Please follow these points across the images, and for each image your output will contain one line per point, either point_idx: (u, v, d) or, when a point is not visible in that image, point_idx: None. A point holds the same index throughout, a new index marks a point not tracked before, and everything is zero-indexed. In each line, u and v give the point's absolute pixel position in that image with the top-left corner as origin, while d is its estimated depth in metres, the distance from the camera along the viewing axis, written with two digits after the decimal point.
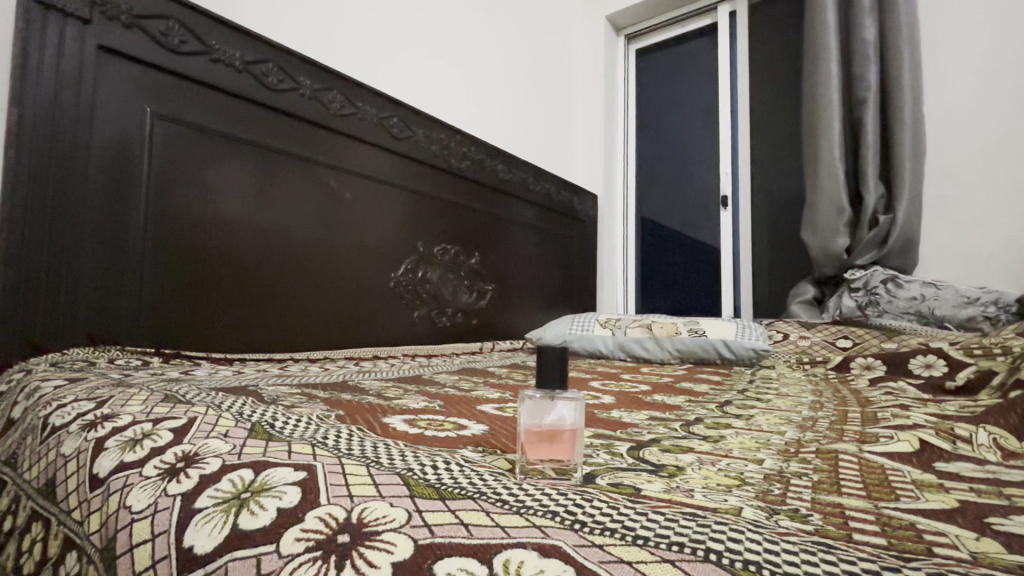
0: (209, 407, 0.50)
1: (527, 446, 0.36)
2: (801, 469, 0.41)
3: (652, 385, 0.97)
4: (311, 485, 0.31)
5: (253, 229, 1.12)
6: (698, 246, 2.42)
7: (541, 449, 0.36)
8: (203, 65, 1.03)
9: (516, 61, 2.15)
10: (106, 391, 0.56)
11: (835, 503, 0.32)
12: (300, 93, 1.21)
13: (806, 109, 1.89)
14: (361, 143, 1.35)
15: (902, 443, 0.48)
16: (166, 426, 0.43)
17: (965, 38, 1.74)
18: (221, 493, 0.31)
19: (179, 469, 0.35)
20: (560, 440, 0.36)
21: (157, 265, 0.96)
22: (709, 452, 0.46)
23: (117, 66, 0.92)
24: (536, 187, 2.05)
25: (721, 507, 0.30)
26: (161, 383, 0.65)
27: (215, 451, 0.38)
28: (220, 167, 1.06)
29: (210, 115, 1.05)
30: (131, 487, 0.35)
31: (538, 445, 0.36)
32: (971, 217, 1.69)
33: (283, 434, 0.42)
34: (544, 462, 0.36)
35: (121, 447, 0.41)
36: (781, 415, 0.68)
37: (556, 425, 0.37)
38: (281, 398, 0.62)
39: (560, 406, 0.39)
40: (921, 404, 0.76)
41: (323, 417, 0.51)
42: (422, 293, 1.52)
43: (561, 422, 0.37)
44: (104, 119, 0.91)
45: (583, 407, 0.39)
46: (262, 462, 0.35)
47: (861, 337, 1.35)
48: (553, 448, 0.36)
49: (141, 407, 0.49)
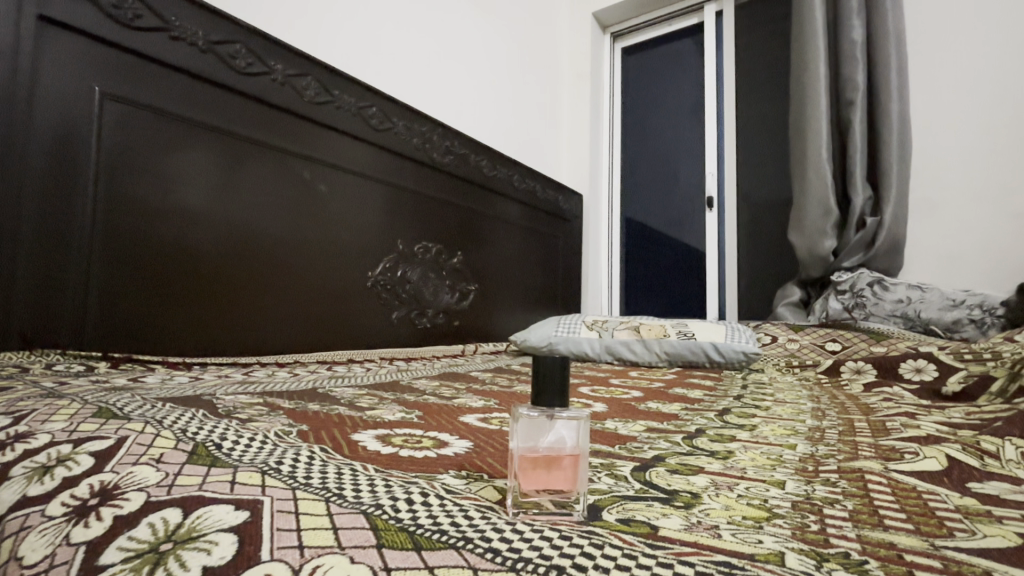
0: (147, 423, 0.41)
1: (521, 477, 0.30)
2: (830, 495, 0.36)
3: (645, 391, 0.92)
4: (252, 531, 0.25)
5: (218, 223, 1.04)
6: (684, 247, 2.39)
7: (539, 479, 0.30)
8: (162, 43, 0.95)
9: (502, 56, 2.11)
10: (29, 403, 0.48)
11: (887, 542, 0.27)
12: (271, 78, 1.13)
13: (794, 110, 1.88)
14: (337, 133, 1.28)
15: (929, 461, 0.44)
16: (89, 447, 0.36)
17: (950, 42, 1.75)
18: (134, 544, 0.25)
19: (90, 508, 0.29)
20: (560, 469, 0.31)
21: (106, 261, 0.87)
22: (722, 472, 0.41)
23: (62, 39, 0.84)
24: (521, 185, 1.99)
25: (759, 554, 0.25)
26: (100, 392, 0.57)
27: (140, 483, 0.31)
28: (179, 155, 0.98)
29: (169, 98, 0.97)
30: (28, 532, 0.29)
31: (535, 476, 0.31)
32: (956, 220, 1.70)
33: (230, 459, 0.35)
34: (542, 498, 0.30)
35: (28, 476, 0.34)
36: (786, 425, 0.63)
37: (555, 450, 0.32)
38: (237, 409, 0.55)
39: (555, 426, 0.33)
40: (925, 411, 0.72)
41: (281, 434, 0.44)
42: (401, 293, 1.45)
43: (560, 446, 0.32)
44: (46, 99, 0.82)
45: (588, 426, 0.34)
46: (196, 497, 0.28)
47: (850, 340, 1.32)
48: (552, 478, 0.31)
49: (64, 424, 0.42)
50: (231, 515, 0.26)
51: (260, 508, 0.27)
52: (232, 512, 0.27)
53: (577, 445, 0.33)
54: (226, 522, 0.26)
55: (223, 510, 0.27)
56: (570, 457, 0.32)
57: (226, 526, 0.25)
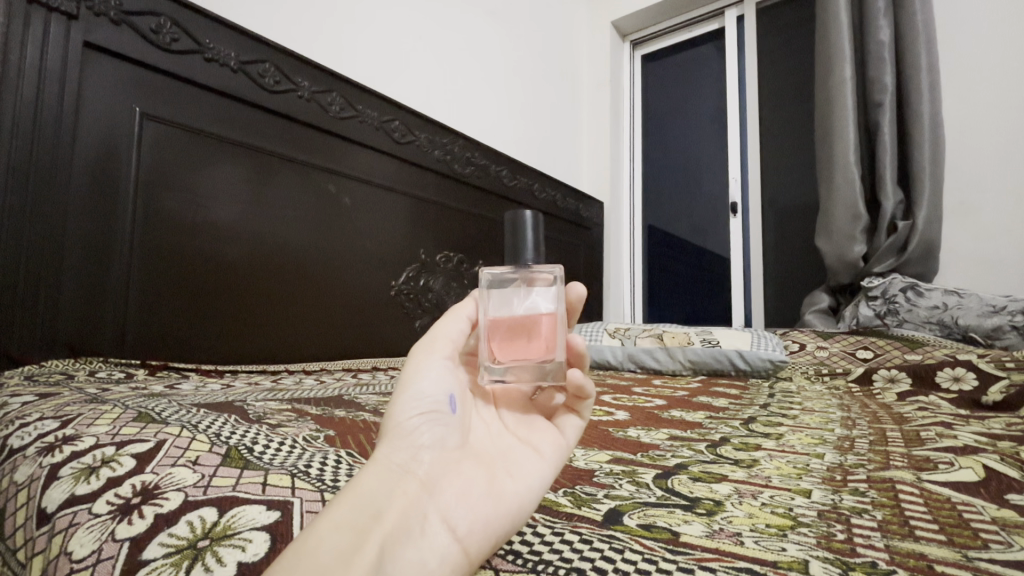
0: (184, 428, 0.43)
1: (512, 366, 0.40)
2: (858, 505, 0.35)
3: (669, 399, 0.91)
4: (283, 529, 0.27)
5: (248, 236, 1.07)
6: (707, 253, 2.37)
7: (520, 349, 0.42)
8: (196, 64, 1.00)
9: (522, 68, 2.14)
10: (76, 408, 0.50)
11: (914, 552, 0.27)
12: (298, 94, 1.17)
13: (821, 113, 1.85)
14: (360, 147, 1.31)
15: (966, 471, 0.43)
16: (131, 450, 0.38)
17: (986, 40, 1.70)
18: (174, 541, 0.27)
19: (133, 506, 0.30)
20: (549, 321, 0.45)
21: (143, 273, 0.91)
22: (747, 481, 0.40)
23: (102, 64, 0.88)
24: (542, 194, 2.01)
25: (782, 561, 0.25)
26: (139, 399, 0.59)
27: (178, 484, 0.32)
28: (213, 171, 1.02)
29: (202, 116, 1.01)
30: (76, 529, 0.30)
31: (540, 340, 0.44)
32: (995, 222, 1.64)
33: (262, 462, 0.37)
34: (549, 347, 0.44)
35: (74, 477, 0.36)
36: (813, 434, 0.62)
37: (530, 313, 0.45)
38: (267, 415, 0.57)
39: (501, 275, 0.45)
40: (963, 421, 0.70)
41: (309, 438, 0.46)
42: (424, 302, 1.48)
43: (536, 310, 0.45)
44: (89, 120, 0.87)
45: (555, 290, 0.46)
46: (231, 498, 0.30)
47: (882, 348, 1.28)
48: (537, 341, 0.44)
49: (107, 427, 0.43)
50: (528, 469, 0.33)
51: (573, 443, 0.38)
52: (515, 464, 0.33)
53: (550, 279, 0.46)
54: (520, 487, 0.30)
55: (500, 457, 0.33)
56: (547, 313, 0.45)
57: (525, 496, 0.30)
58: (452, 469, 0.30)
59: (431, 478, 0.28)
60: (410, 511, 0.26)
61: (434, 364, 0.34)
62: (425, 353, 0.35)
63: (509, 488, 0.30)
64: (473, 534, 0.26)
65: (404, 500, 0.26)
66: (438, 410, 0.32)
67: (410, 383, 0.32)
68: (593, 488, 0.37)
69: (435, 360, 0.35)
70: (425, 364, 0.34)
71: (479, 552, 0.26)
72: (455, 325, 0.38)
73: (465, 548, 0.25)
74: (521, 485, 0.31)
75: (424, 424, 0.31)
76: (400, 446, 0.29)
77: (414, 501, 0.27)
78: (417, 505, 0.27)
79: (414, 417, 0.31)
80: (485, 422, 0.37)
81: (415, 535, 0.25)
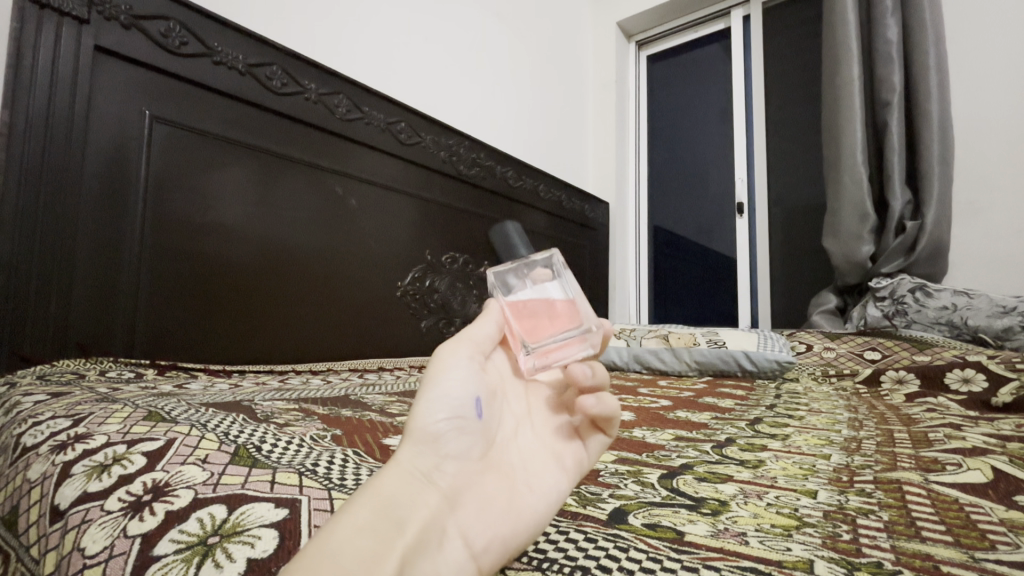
0: (193, 427, 0.44)
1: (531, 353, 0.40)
2: (864, 505, 0.35)
3: (675, 400, 0.91)
4: (292, 527, 0.27)
5: (254, 237, 1.08)
6: (713, 254, 2.36)
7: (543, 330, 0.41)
8: (204, 67, 1.01)
9: (528, 69, 2.14)
10: (87, 407, 0.51)
11: (920, 552, 0.27)
12: (305, 96, 1.18)
13: (828, 112, 1.84)
14: (368, 148, 1.32)
15: (974, 473, 0.43)
16: (142, 448, 0.38)
17: (995, 38, 1.68)
18: (185, 537, 0.27)
19: (145, 503, 0.31)
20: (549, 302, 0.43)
21: (154, 274, 0.93)
22: (752, 481, 0.40)
23: (114, 67, 0.90)
24: (547, 195, 2.01)
25: (787, 561, 0.25)
26: (148, 399, 0.60)
27: (189, 481, 0.33)
28: (221, 173, 1.03)
29: (209, 118, 1.02)
30: (89, 525, 0.31)
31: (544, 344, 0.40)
32: (1006, 222, 1.62)
33: (270, 461, 0.37)
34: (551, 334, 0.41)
35: (87, 474, 0.36)
36: (819, 435, 0.61)
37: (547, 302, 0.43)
38: (274, 415, 0.58)
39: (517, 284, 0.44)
40: (972, 422, 0.69)
41: (317, 438, 0.46)
42: (429, 303, 1.48)
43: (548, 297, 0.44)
44: (101, 123, 0.88)
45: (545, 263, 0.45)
46: (241, 496, 0.31)
47: (890, 349, 1.27)
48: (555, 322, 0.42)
49: (119, 426, 0.44)
50: (548, 482, 0.32)
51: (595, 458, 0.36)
52: (534, 474, 0.32)
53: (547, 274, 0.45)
54: (538, 499, 0.30)
55: (520, 466, 0.33)
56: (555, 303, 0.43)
57: (544, 510, 0.30)
58: (472, 479, 0.30)
59: (451, 488, 0.28)
60: (430, 523, 0.26)
61: (460, 366, 0.33)
62: (450, 354, 0.34)
63: (529, 500, 0.30)
64: (487, 551, 0.26)
65: (426, 509, 0.26)
66: (464, 416, 0.31)
67: (436, 385, 0.32)
68: (598, 488, 0.37)
69: (465, 363, 0.34)
70: (452, 363, 0.33)
71: (491, 569, 0.26)
72: (482, 330, 0.36)
73: (479, 564, 0.26)
74: (539, 499, 0.30)
75: (447, 429, 0.30)
76: (424, 450, 0.29)
77: (435, 511, 0.26)
78: (436, 516, 0.26)
79: (437, 422, 0.30)
80: (516, 418, 0.36)
81: (431, 549, 0.25)
